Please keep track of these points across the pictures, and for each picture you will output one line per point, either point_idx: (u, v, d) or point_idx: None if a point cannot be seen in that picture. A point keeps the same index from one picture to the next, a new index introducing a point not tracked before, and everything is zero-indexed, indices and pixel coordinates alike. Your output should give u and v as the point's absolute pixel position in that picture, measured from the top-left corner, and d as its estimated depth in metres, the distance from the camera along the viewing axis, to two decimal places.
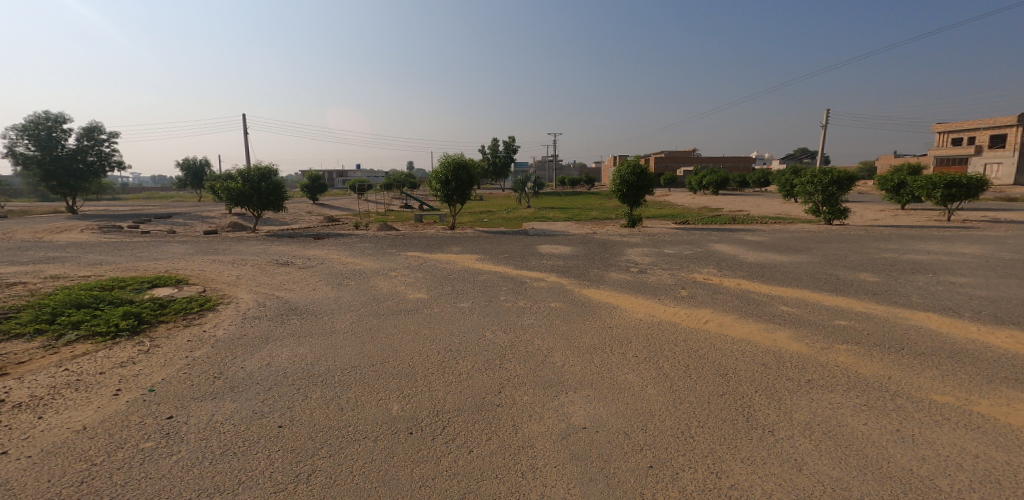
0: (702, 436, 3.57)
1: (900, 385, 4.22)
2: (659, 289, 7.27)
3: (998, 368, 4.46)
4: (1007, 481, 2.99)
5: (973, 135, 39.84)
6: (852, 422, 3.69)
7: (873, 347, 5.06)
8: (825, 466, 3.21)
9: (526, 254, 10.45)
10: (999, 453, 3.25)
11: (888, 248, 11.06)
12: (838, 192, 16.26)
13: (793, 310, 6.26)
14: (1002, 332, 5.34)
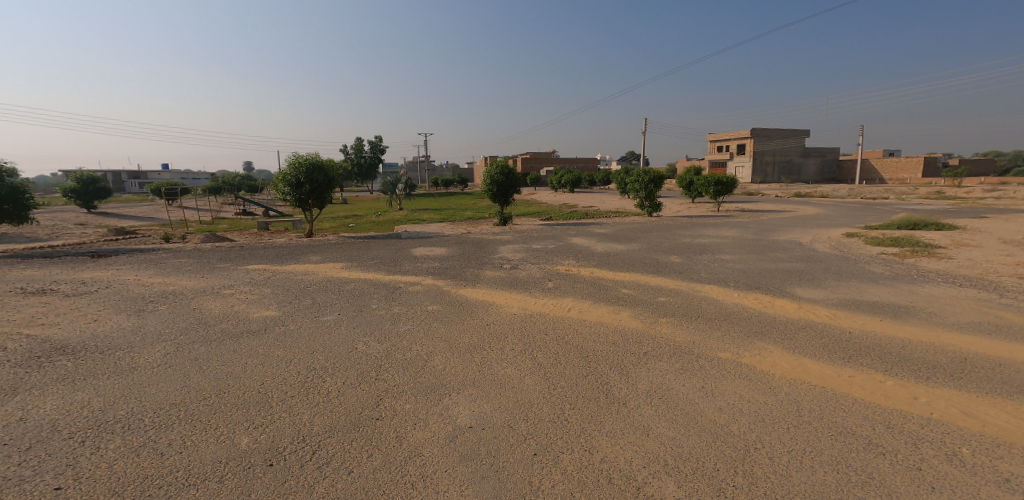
0: (574, 417, 3.84)
1: (699, 347, 5.00)
2: (528, 283, 7.60)
3: (789, 323, 5.58)
4: (801, 418, 3.72)
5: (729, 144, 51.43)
6: (676, 385, 4.26)
7: (699, 316, 5.94)
8: (668, 429, 3.66)
9: (398, 258, 10.17)
10: (793, 395, 4.04)
11: (703, 233, 13.12)
12: (655, 189, 18.68)
13: (634, 291, 7.05)
14: (751, 295, 6.71)
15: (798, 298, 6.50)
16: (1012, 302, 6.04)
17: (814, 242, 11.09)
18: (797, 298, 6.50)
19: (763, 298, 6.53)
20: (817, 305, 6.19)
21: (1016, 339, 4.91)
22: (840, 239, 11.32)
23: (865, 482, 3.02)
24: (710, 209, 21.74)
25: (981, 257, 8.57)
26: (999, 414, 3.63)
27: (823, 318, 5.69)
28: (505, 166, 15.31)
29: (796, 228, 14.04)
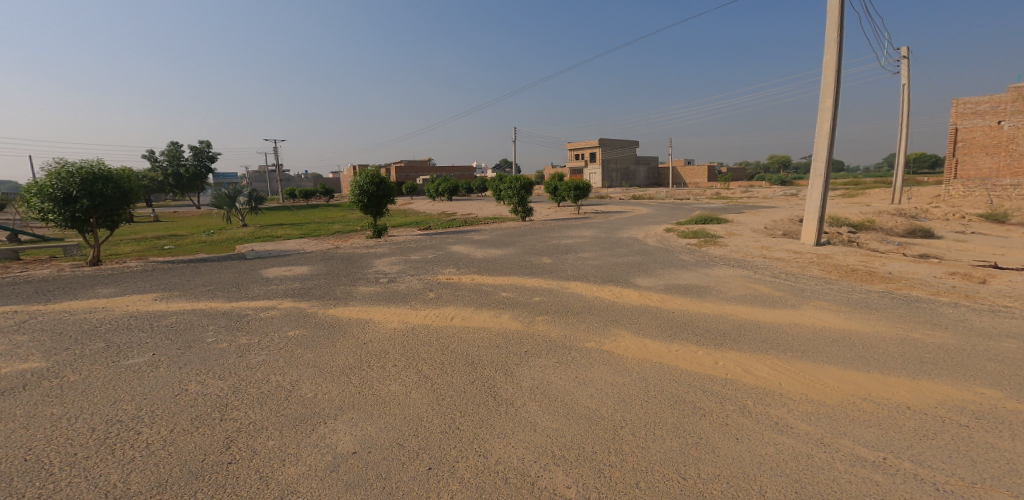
0: (465, 425, 3.84)
1: (568, 339, 5.43)
2: (408, 296, 7.37)
3: (647, 309, 6.35)
4: (659, 393, 4.26)
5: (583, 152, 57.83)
6: (554, 378, 4.56)
7: (566, 311, 6.44)
8: (549, 421, 3.91)
9: (245, 282, 9.01)
10: (649, 372, 4.62)
11: (566, 235, 14.17)
12: (527, 195, 19.82)
13: (511, 294, 7.33)
14: (604, 288, 7.48)
15: (639, 287, 7.45)
16: (768, 277, 7.70)
17: (650, 237, 12.81)
18: (637, 287, 7.44)
19: (615, 289, 7.34)
20: (651, 291, 7.17)
21: (764, 306, 6.29)
22: (660, 234, 13.23)
23: (696, 443, 3.59)
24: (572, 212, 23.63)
25: (746, 243, 10.77)
26: (760, 367, 4.60)
27: (655, 303, 6.59)
28: (379, 174, 14.84)
29: (634, 225, 16.02)
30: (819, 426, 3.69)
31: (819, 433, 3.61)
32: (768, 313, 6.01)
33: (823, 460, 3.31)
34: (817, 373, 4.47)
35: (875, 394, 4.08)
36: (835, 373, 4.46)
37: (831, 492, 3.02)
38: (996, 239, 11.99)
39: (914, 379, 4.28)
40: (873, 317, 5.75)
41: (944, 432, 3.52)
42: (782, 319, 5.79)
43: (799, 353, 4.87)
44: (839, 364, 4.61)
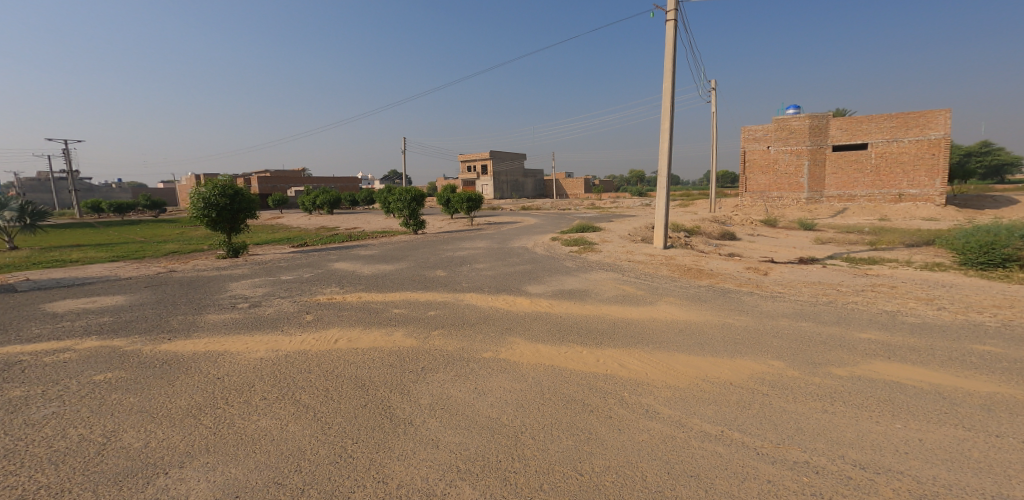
0: (358, 451, 3.51)
1: (466, 352, 5.41)
2: (278, 320, 6.52)
3: (539, 316, 6.57)
4: (554, 396, 4.41)
5: (473, 164, 58.97)
6: (453, 391, 4.48)
7: (453, 325, 6.36)
8: (450, 436, 3.78)
9: (19, 321, 6.97)
10: (542, 376, 4.79)
11: (453, 248, 14.03)
12: (418, 207, 19.12)
13: (403, 310, 7.02)
14: (498, 297, 7.63)
15: (530, 294, 7.73)
16: (635, 278, 8.62)
17: (538, 246, 13.35)
18: (528, 295, 7.71)
19: (508, 298, 7.54)
20: (540, 298, 7.49)
21: (631, 304, 7.01)
22: (548, 243, 13.90)
23: (588, 438, 3.80)
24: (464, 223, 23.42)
25: (615, 248, 11.87)
26: (632, 360, 5.08)
27: (545, 309, 6.89)
28: (235, 185, 12.87)
29: (524, 236, 16.49)
30: (676, 409, 4.16)
31: (678, 416, 4.06)
32: (631, 310, 6.73)
33: (683, 440, 3.73)
34: (672, 361, 5.05)
35: (709, 375, 4.73)
36: (685, 359, 5.09)
37: (690, 469, 3.40)
38: (776, 240, 15.15)
39: (733, 358, 5.09)
40: (704, 308, 6.78)
41: (756, 403, 4.20)
42: (642, 314, 6.51)
43: (657, 344, 5.50)
44: (686, 351, 5.29)
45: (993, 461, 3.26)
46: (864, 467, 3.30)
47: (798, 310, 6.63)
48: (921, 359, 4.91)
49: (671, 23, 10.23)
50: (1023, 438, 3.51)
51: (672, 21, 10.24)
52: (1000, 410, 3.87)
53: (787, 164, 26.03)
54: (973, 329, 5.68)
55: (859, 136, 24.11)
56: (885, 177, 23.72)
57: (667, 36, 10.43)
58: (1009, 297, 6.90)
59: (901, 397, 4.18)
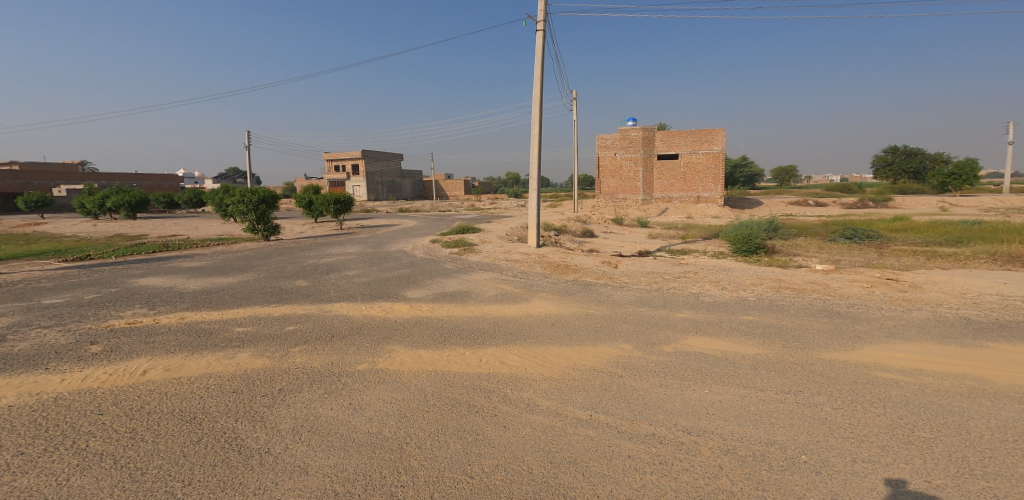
0: (196, 495, 3.08)
1: (338, 367, 5.06)
2: (49, 355, 5.29)
3: (419, 322, 6.36)
4: (433, 403, 4.31)
5: (341, 164, 55.18)
6: (322, 411, 4.14)
7: (316, 340, 5.85)
8: (322, 459, 3.49)
9: None
10: (420, 383, 4.68)
11: (313, 255, 12.95)
12: (267, 210, 17.20)
13: (248, 329, 6.28)
14: (375, 305, 7.28)
15: (410, 299, 7.49)
16: (512, 276, 8.90)
17: (418, 248, 13.00)
18: (408, 300, 7.47)
19: (385, 305, 7.23)
20: (419, 302, 7.30)
21: (509, 302, 7.22)
22: (427, 245, 13.59)
23: (476, 439, 3.79)
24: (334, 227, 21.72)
25: (494, 248, 12.08)
26: (512, 357, 5.21)
27: (425, 313, 6.74)
28: None
29: (403, 239, 15.89)
30: (552, 400, 4.31)
31: (555, 405, 4.22)
32: (509, 308, 6.93)
33: (561, 427, 3.89)
34: (547, 354, 5.28)
35: (577, 364, 5.03)
36: (557, 351, 5.35)
37: (569, 455, 3.56)
38: (623, 236, 16.95)
39: (595, 345, 5.50)
40: (571, 301, 7.28)
41: (613, 384, 4.54)
42: (519, 311, 6.76)
43: (533, 339, 5.73)
44: (559, 343, 5.58)
45: (764, 413, 4.03)
46: (689, 432, 3.78)
47: (639, 297, 7.48)
48: (717, 331, 5.90)
49: (541, 32, 10.78)
50: (808, 394, 4.31)
51: (542, 31, 10.79)
52: (763, 368, 4.83)
53: (629, 170, 29.24)
54: (745, 304, 7.04)
55: (672, 146, 28.43)
56: (688, 182, 28.42)
57: (537, 46, 10.95)
58: (759, 277, 8.73)
59: (707, 366, 4.92)
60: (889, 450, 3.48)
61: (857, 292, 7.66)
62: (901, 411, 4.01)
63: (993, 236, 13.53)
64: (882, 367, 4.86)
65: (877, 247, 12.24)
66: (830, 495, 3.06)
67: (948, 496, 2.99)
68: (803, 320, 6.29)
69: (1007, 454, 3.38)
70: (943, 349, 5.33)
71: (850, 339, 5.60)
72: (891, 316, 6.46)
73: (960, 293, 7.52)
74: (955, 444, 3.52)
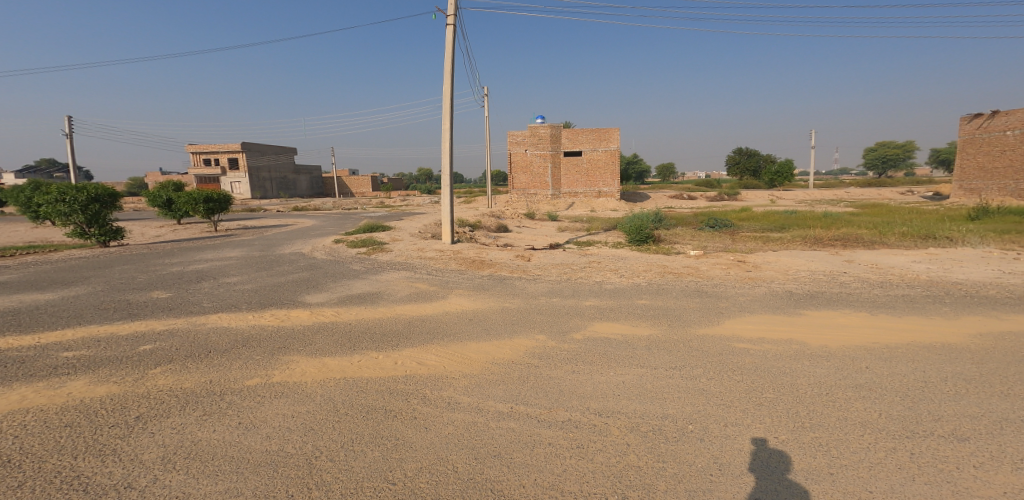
0: None
1: (221, 384, 4.56)
2: None
3: (323, 329, 5.92)
4: (339, 413, 4.06)
5: (211, 157, 49.00)
6: (203, 434, 3.76)
7: (185, 358, 5.18)
8: (207, 488, 3.19)
9: None
10: (323, 392, 4.40)
11: (174, 261, 11.34)
12: (102, 210, 14.57)
13: (83, 352, 5.33)
14: (266, 313, 6.62)
15: (310, 305, 6.95)
16: (426, 274, 8.70)
17: (319, 250, 12.04)
18: (308, 306, 6.92)
19: (279, 313, 6.61)
20: (321, 307, 6.81)
21: (424, 301, 7.06)
22: (327, 245, 12.68)
23: (395, 444, 3.66)
24: (208, 229, 19.24)
25: (407, 246, 11.67)
26: (430, 356, 5.11)
27: (330, 318, 6.32)
28: None
29: (297, 239, 14.65)
30: (472, 396, 4.33)
31: (476, 401, 4.24)
32: (424, 307, 6.76)
33: (483, 423, 3.93)
34: (465, 351, 5.27)
35: (496, 357, 5.11)
36: (476, 347, 5.37)
37: (493, 449, 3.62)
38: (536, 230, 17.45)
39: (512, 338, 5.63)
40: (488, 296, 7.33)
41: (530, 375, 4.71)
42: (435, 309, 6.64)
43: (452, 336, 5.68)
44: (476, 339, 5.61)
45: (660, 389, 4.47)
46: (600, 414, 4.06)
47: (551, 289, 7.79)
48: (617, 316, 6.37)
49: (450, 27, 10.60)
50: (697, 369, 4.85)
51: (450, 25, 10.61)
52: (656, 348, 5.35)
53: (539, 166, 30.12)
54: (639, 289, 7.70)
55: (577, 143, 29.81)
56: (591, 178, 30.19)
57: (447, 40, 10.75)
58: (648, 264, 9.58)
59: (612, 349, 5.32)
60: (749, 412, 4.09)
61: (718, 273, 8.81)
62: (754, 376, 4.73)
63: (823, 222, 16.36)
64: (737, 338, 5.69)
65: (728, 234, 14.17)
66: (712, 458, 3.51)
67: (789, 448, 3.60)
68: (681, 300, 7.08)
69: (825, 406, 4.17)
70: (776, 318, 6.40)
71: (716, 315, 6.46)
72: (742, 293, 7.55)
73: (787, 271, 9.05)
74: (791, 402, 4.25)
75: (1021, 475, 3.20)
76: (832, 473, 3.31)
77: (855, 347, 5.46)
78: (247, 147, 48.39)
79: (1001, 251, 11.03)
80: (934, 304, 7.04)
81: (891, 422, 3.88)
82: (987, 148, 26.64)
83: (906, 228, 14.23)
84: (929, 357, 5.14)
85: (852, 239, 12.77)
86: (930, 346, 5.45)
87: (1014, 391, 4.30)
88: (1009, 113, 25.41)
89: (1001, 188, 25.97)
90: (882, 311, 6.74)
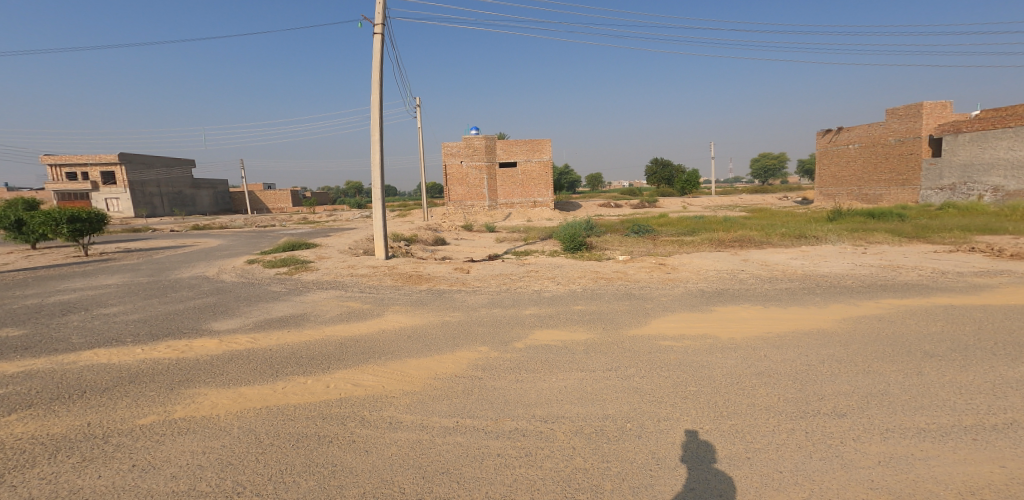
0: None
1: (103, 426, 3.93)
2: None
3: (240, 357, 5.34)
4: (260, 446, 3.66)
5: (80, 169, 42.69)
6: (85, 482, 3.23)
7: (51, 402, 4.39)
8: None
9: None
10: (239, 424, 3.95)
11: (29, 293, 9.61)
12: None
13: None
14: (160, 346, 5.82)
15: (218, 333, 6.25)
16: (358, 292, 8.24)
17: (226, 272, 10.90)
18: (217, 334, 6.23)
19: (178, 344, 5.86)
20: (233, 334, 6.15)
21: (356, 320, 6.67)
22: (236, 267, 11.53)
23: (333, 471, 3.38)
24: (76, 254, 16.55)
25: (333, 264, 11.00)
26: (365, 377, 4.82)
27: (245, 345, 5.73)
28: None
29: (195, 261, 13.14)
30: (415, 413, 4.15)
31: (419, 419, 4.07)
32: (356, 326, 6.40)
33: (429, 440, 3.77)
34: (403, 368, 5.04)
35: (436, 372, 4.94)
36: (416, 363, 5.16)
37: (440, 465, 3.49)
38: (472, 242, 17.31)
39: (453, 351, 5.50)
40: (425, 311, 7.10)
41: (474, 387, 4.62)
42: (369, 328, 6.30)
43: (389, 354, 5.41)
44: (415, 355, 5.39)
45: (600, 391, 4.60)
46: (544, 420, 4.09)
47: (489, 300, 7.73)
48: (555, 323, 6.49)
49: (378, 35, 10.26)
50: (634, 371, 5.04)
51: (380, 34, 10.29)
52: (593, 351, 5.53)
53: (476, 178, 29.98)
54: (573, 295, 7.92)
55: (513, 154, 30.31)
56: (526, 189, 30.77)
57: (375, 49, 10.38)
58: (582, 271, 9.91)
59: (552, 356, 5.40)
60: (677, 406, 4.36)
61: (642, 276, 9.34)
62: (678, 372, 5.05)
63: (722, 226, 18.04)
64: (661, 336, 6.06)
65: (648, 239, 15.10)
66: (650, 454, 3.66)
67: (713, 437, 3.88)
68: (612, 304, 7.40)
69: (737, 394, 4.56)
70: (692, 315, 6.93)
71: (642, 316, 6.83)
72: (663, 293, 8.08)
73: (697, 271, 9.86)
74: (710, 393, 4.60)
75: (888, 443, 3.70)
76: (749, 457, 3.61)
77: (757, 337, 6.05)
78: (125, 158, 42.66)
79: (855, 246, 12.94)
80: (810, 295, 8.04)
81: (789, 404, 4.34)
82: (837, 159, 31.23)
83: (783, 229, 16.17)
84: (809, 342, 5.86)
85: (745, 240, 14.23)
86: (811, 332, 6.21)
87: (873, 368, 5.02)
88: (850, 129, 29.92)
89: (849, 194, 30.49)
90: (773, 304, 7.57)
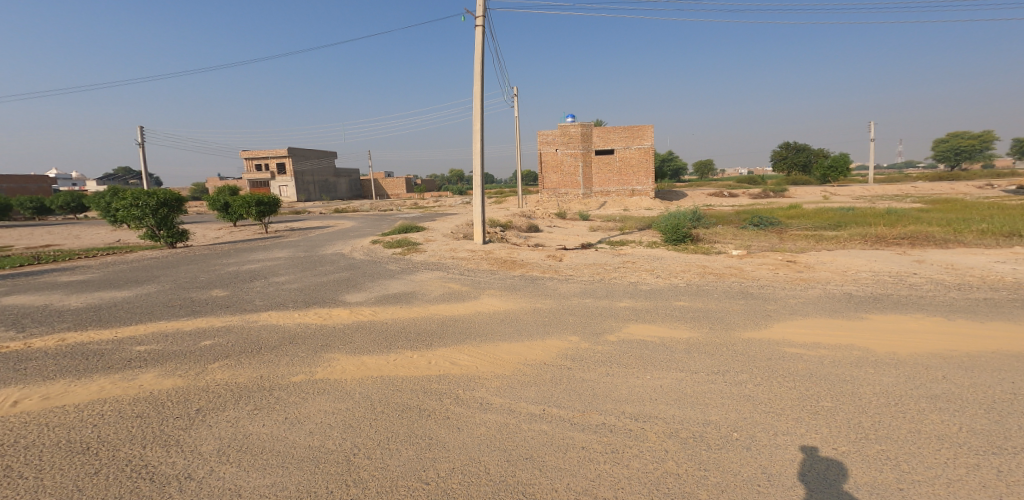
0: None
1: (268, 380, 4.80)
2: None
3: (367, 328, 6.07)
4: (374, 412, 4.13)
5: (264, 162, 51.55)
6: (254, 427, 3.98)
7: (240, 354, 5.49)
8: (256, 479, 3.36)
9: None
10: (360, 390, 4.51)
11: (231, 262, 12.04)
12: (171, 213, 15.11)
13: (152, 347, 5.80)
14: (309, 312, 6.88)
15: (349, 304, 7.16)
16: (459, 274, 8.75)
17: (356, 250, 12.36)
18: (347, 304, 7.17)
19: (321, 312, 6.87)
20: (360, 306, 7.01)
21: (455, 301, 7.11)
22: (367, 246, 12.98)
23: (429, 444, 3.70)
24: (260, 232, 20.18)
25: (437, 247, 11.79)
26: (462, 356, 5.14)
27: (368, 316, 6.50)
28: None
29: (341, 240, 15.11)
30: (506, 396, 4.31)
31: (508, 402, 4.22)
32: (456, 307, 6.82)
33: (515, 425, 3.90)
34: (497, 351, 5.26)
35: (527, 358, 5.05)
36: (508, 347, 5.35)
37: (525, 451, 3.58)
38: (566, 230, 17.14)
39: (544, 338, 5.56)
40: (518, 296, 7.28)
41: (563, 377, 4.63)
42: (465, 309, 6.67)
43: (483, 336, 5.68)
44: (509, 339, 5.58)
45: (698, 394, 4.29)
46: (635, 419, 3.94)
47: (583, 289, 7.63)
48: (654, 317, 6.17)
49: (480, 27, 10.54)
50: (747, 378, 4.55)
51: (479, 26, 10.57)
52: (695, 351, 5.14)
53: (571, 165, 29.46)
54: (675, 290, 7.44)
55: (610, 142, 29.14)
56: (624, 177, 29.48)
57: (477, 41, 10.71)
58: (687, 264, 9.22)
59: (647, 351, 5.16)
60: (802, 421, 3.85)
61: (763, 273, 8.38)
62: (806, 383, 4.45)
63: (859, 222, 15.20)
64: (786, 343, 5.37)
65: (774, 233, 13.43)
66: (758, 469, 3.31)
67: (850, 460, 3.35)
68: (723, 302, 6.76)
69: (892, 417, 3.85)
70: (831, 322, 5.99)
71: (762, 317, 6.14)
72: (792, 294, 7.13)
73: (843, 271, 8.49)
74: (852, 411, 3.96)
75: None
76: (903, 489, 3.05)
77: (930, 355, 5.01)
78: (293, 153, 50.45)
79: None
80: (1020, 308, 6.38)
81: (974, 437, 3.53)
82: None
83: (983, 226, 13.03)
84: (1017, 367, 4.65)
85: (917, 237, 11.82)
86: (999, 354, 4.96)
87: None
88: None
89: None
90: (953, 316, 6.19)
